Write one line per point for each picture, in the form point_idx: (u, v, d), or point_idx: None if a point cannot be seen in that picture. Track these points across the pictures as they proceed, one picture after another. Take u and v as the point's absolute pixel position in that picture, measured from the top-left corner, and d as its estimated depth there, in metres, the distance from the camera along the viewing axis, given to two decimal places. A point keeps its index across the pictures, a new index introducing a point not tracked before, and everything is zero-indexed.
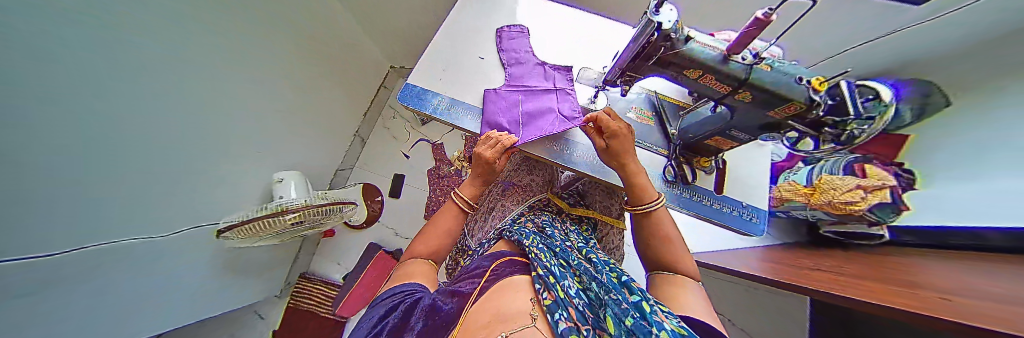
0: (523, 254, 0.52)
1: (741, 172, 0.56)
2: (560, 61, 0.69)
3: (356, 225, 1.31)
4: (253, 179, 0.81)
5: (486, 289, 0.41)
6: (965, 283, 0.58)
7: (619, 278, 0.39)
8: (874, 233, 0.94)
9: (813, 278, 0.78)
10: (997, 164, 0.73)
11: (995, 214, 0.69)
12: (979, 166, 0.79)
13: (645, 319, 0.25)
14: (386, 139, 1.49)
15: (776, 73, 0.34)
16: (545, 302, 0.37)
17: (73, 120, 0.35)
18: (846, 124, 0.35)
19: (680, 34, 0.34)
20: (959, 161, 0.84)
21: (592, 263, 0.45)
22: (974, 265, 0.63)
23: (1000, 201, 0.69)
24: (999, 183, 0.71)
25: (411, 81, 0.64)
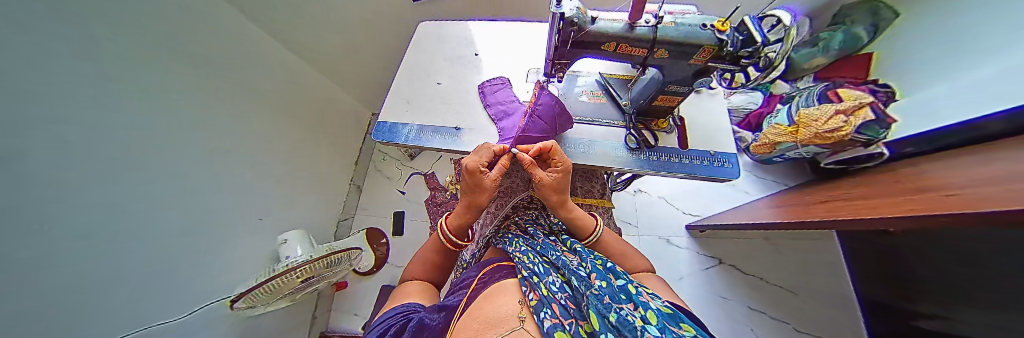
0: (509, 259, 0.53)
1: (703, 123, 0.58)
2: (511, 68, 0.76)
3: (367, 270, 1.32)
4: (261, 244, 0.85)
5: (474, 298, 0.41)
6: (971, 176, 0.56)
7: (603, 264, 0.39)
8: (873, 152, 0.92)
9: (824, 211, 0.75)
10: (997, 48, 0.76)
11: (981, 105, 0.75)
12: (965, 61, 0.85)
13: (632, 302, 0.26)
14: (380, 181, 1.54)
15: (680, 26, 0.38)
16: (532, 302, 0.36)
17: (86, 215, 0.38)
18: (760, 51, 0.37)
19: (584, 18, 0.38)
20: (942, 60, 0.91)
21: (575, 253, 0.46)
22: (983, 156, 0.60)
23: (990, 91, 0.75)
24: (988, 72, 0.77)
25: (381, 119, 0.68)
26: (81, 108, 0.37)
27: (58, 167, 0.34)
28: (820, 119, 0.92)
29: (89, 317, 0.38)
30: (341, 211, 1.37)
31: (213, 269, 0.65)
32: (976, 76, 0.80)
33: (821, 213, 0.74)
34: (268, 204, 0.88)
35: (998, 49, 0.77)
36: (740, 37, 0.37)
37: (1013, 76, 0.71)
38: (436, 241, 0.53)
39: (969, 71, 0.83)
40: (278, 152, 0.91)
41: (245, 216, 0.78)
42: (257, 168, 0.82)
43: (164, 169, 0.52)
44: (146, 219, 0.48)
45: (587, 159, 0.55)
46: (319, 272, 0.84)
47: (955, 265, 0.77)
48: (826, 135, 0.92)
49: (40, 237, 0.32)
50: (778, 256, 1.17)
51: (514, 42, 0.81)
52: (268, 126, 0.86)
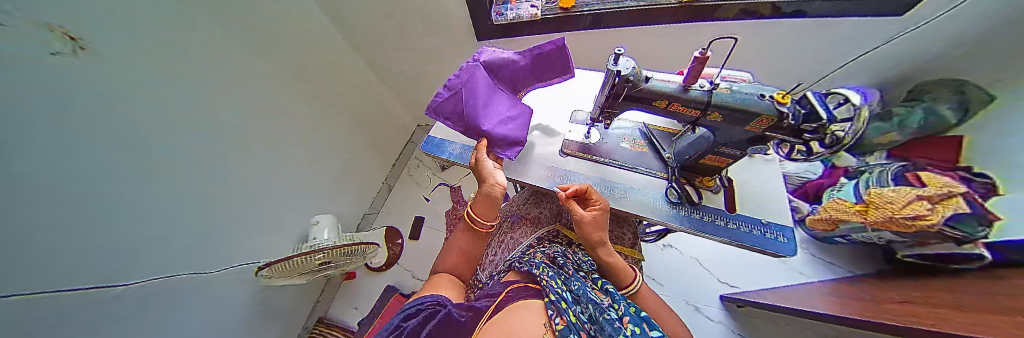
0: (536, 283, 0.51)
1: (754, 189, 0.55)
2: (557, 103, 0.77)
3: (377, 267, 1.36)
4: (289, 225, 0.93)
5: (502, 306, 0.39)
6: None
7: (637, 310, 0.37)
8: (970, 254, 0.76)
9: (902, 312, 0.62)
10: None
11: None
12: None
13: None
14: (409, 185, 1.64)
15: (736, 93, 0.39)
16: (557, 326, 0.35)
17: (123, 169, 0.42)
18: (825, 128, 0.36)
19: (640, 76, 0.41)
20: None
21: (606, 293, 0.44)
22: None
23: None
24: None
25: (432, 133, 0.77)
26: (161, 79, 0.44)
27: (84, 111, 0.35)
28: (897, 202, 0.81)
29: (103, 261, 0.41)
30: (369, 205, 1.47)
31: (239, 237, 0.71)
32: None
33: (900, 313, 0.62)
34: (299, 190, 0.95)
35: None
36: (803, 111, 0.37)
37: None
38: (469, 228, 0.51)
39: None
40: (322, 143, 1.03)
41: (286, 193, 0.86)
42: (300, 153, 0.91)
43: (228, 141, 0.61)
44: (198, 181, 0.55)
45: (623, 204, 0.54)
46: (336, 260, 0.88)
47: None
48: (906, 222, 0.79)
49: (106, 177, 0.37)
50: None
51: (562, 82, 0.85)
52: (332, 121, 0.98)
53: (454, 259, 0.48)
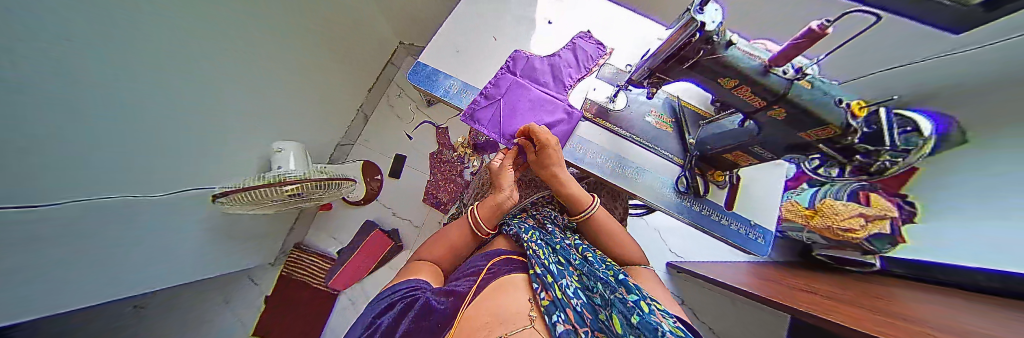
0: (521, 254, 0.53)
1: (757, 190, 0.55)
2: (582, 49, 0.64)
3: (355, 202, 1.31)
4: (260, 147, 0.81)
5: (483, 286, 0.41)
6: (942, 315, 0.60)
7: (615, 276, 0.40)
8: (868, 261, 0.96)
9: (800, 299, 0.78)
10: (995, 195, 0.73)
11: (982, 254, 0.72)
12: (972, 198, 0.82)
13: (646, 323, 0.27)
14: (389, 117, 1.45)
15: (816, 91, 0.32)
16: (543, 302, 0.37)
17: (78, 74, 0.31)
18: (879, 153, 0.34)
19: (722, 39, 0.31)
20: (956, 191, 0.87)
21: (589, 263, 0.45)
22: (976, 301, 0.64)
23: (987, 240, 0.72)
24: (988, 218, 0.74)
25: (423, 59, 0.61)
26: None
27: (83, 15, 0.27)
28: (841, 215, 0.91)
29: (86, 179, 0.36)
30: (343, 135, 1.31)
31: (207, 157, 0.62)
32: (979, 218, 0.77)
33: (798, 299, 0.78)
34: (274, 109, 0.81)
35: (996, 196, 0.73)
36: (868, 129, 0.33)
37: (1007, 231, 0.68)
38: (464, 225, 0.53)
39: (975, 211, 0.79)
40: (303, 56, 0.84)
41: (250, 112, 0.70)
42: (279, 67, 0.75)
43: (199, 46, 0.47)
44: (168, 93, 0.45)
45: (630, 185, 0.53)
46: (308, 192, 0.80)
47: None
48: (837, 231, 0.92)
49: (81, 94, 0.30)
50: (731, 314, 1.27)
51: (597, 18, 0.67)
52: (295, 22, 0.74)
53: (442, 253, 0.51)
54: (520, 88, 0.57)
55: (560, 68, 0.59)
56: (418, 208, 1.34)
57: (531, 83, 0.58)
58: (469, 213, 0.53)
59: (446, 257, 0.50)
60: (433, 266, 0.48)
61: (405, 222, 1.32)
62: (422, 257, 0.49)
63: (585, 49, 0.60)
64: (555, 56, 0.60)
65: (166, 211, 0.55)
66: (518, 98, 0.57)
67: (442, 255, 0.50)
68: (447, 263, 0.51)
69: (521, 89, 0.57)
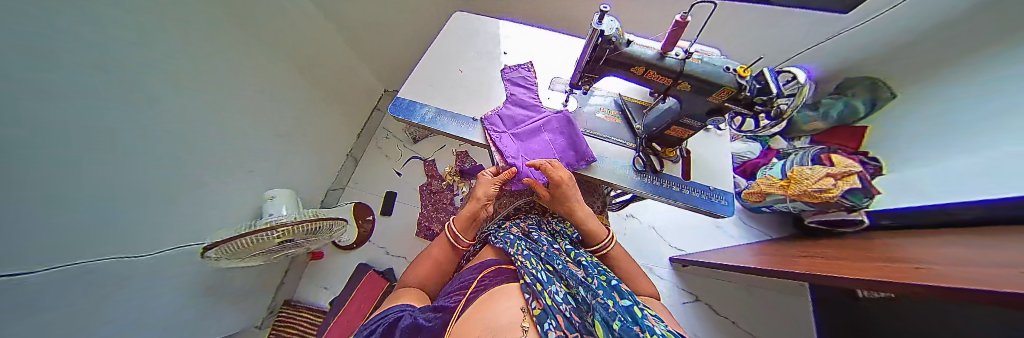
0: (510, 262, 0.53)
1: (707, 161, 0.61)
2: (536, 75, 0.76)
3: (347, 245, 1.30)
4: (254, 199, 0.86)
5: (472, 299, 0.41)
6: (946, 255, 0.59)
7: (607, 281, 0.39)
8: (855, 218, 0.97)
9: (806, 264, 0.76)
10: (975, 134, 0.81)
11: (956, 191, 0.79)
12: (937, 145, 0.93)
13: (637, 325, 0.26)
14: (378, 158, 1.53)
15: (706, 65, 0.41)
16: (534, 311, 0.35)
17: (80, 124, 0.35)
18: (773, 101, 0.40)
19: (621, 39, 0.41)
20: (921, 140, 0.99)
21: (580, 267, 0.46)
22: (965, 238, 0.64)
23: (964, 178, 0.80)
24: (962, 159, 0.83)
25: (401, 94, 0.69)
26: (150, 41, 0.43)
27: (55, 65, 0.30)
28: (812, 178, 0.97)
29: (85, 223, 0.40)
30: (333, 180, 1.36)
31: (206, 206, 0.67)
32: (954, 161, 0.86)
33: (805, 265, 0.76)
34: (267, 160, 0.88)
35: (974, 136, 0.82)
36: (757, 85, 0.40)
37: (982, 164, 0.77)
38: (445, 241, 0.56)
39: (945, 157, 0.89)
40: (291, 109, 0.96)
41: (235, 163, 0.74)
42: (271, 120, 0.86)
43: (198, 106, 0.57)
44: (169, 145, 0.52)
45: (594, 172, 0.57)
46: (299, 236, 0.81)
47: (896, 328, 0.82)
48: (816, 194, 0.96)
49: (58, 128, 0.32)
50: (749, 302, 1.21)
51: (542, 47, 0.82)
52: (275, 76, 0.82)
53: (425, 275, 0.52)
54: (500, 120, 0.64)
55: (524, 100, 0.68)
56: (413, 242, 1.33)
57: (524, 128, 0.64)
58: (447, 228, 0.56)
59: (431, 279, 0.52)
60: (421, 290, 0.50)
61: (401, 259, 1.30)
62: (408, 281, 0.51)
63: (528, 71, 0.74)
64: (513, 83, 0.72)
65: (162, 264, 0.57)
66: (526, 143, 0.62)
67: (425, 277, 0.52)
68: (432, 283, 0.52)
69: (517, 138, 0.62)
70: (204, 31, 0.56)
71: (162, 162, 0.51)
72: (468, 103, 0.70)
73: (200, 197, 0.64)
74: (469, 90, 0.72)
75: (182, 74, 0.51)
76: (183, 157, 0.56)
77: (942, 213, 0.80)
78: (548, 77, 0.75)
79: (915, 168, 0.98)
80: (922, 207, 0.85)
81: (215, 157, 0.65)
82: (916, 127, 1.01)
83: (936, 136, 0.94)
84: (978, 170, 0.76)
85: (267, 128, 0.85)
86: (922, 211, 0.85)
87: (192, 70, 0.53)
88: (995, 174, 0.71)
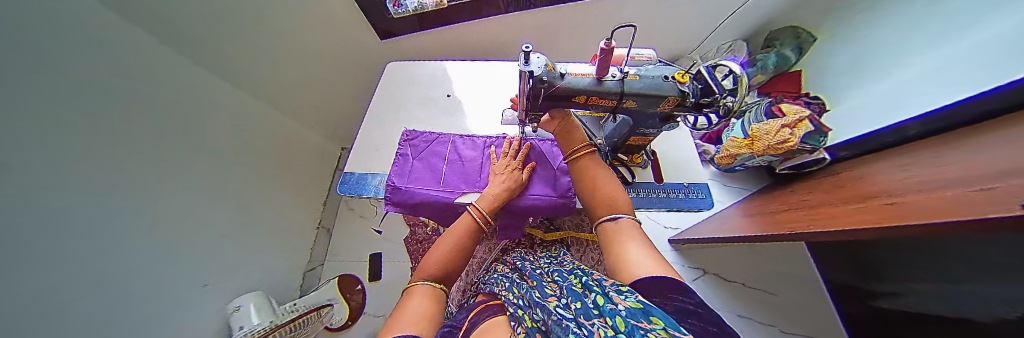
0: (498, 297, 0.44)
1: (672, 157, 0.64)
2: (487, 111, 0.77)
3: (337, 327, 1.18)
4: (194, 317, 0.76)
5: (470, 333, 0.32)
6: (903, 182, 0.61)
7: (580, 282, 0.33)
8: (817, 158, 1.02)
9: (798, 220, 0.74)
10: (909, 49, 0.90)
11: (901, 108, 0.86)
12: (869, 68, 1.03)
13: (602, 315, 0.22)
14: (355, 220, 1.45)
15: (645, 79, 0.40)
16: (519, 337, 0.28)
17: None
18: (718, 101, 0.40)
19: (554, 74, 0.39)
20: (853, 67, 1.08)
21: (555, 283, 0.38)
22: (919, 157, 0.67)
23: (906, 93, 0.87)
24: (899, 76, 0.91)
25: (348, 170, 0.63)
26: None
27: None
28: (771, 133, 1.02)
29: None
30: (308, 260, 1.28)
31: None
32: (891, 81, 0.94)
33: (797, 221, 0.73)
34: (206, 266, 0.79)
35: (906, 51, 0.91)
36: (699, 86, 0.40)
37: (921, 77, 0.84)
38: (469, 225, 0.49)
39: (885, 77, 0.96)
40: (233, 203, 0.90)
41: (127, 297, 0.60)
42: (195, 224, 0.76)
43: (62, 245, 0.48)
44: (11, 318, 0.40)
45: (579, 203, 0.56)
46: None
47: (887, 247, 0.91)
48: (778, 146, 1.01)
49: None
50: (747, 257, 1.27)
51: (486, 85, 0.82)
52: (169, 174, 0.70)
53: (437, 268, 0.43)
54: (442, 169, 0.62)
55: (428, 156, 0.64)
56: None
57: (465, 154, 0.64)
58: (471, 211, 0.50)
59: (451, 277, 0.44)
60: (442, 292, 0.42)
61: None
62: (420, 273, 0.43)
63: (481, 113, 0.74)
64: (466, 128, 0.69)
65: None
66: (463, 181, 0.60)
67: (445, 260, 0.44)
68: (450, 278, 0.45)
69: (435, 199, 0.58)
70: (67, 153, 0.49)
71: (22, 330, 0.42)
72: (415, 167, 0.61)
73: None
74: (410, 157, 0.63)
75: (34, 216, 0.43)
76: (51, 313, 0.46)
77: (887, 135, 0.86)
78: (501, 109, 0.78)
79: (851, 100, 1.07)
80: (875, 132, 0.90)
81: (102, 291, 0.54)
82: (851, 61, 1.10)
83: (868, 65, 1.03)
84: (918, 88, 0.83)
85: (194, 233, 0.76)
86: (877, 134, 0.90)
87: (51, 205, 0.46)
88: (942, 78, 0.77)
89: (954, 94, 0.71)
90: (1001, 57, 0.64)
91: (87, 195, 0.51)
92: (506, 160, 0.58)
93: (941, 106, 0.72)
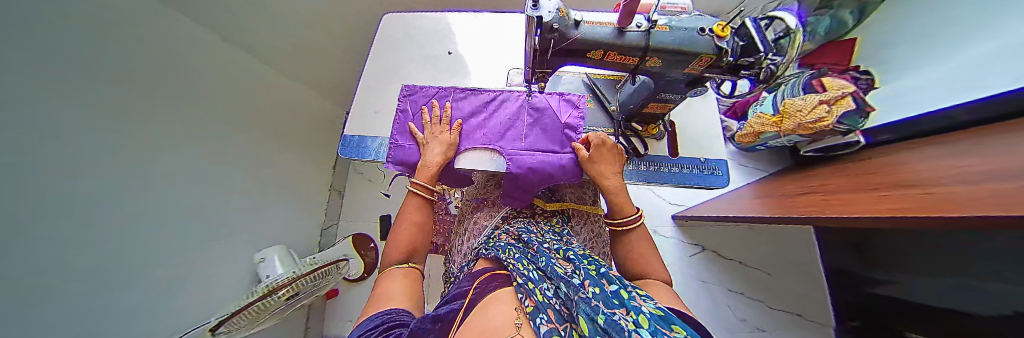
0: (503, 268, 0.44)
1: (691, 130, 0.60)
2: (492, 71, 0.71)
3: (355, 278, 1.30)
4: (228, 258, 0.85)
5: (474, 305, 0.32)
6: (948, 170, 0.56)
7: (596, 271, 0.31)
8: (851, 140, 0.93)
9: (818, 205, 0.69)
10: (991, 21, 0.77)
11: (957, 91, 0.77)
12: (940, 41, 0.89)
13: (624, 307, 0.19)
14: (364, 184, 1.51)
15: (675, 32, 0.34)
16: (527, 309, 0.27)
17: None
18: (759, 62, 0.35)
19: (568, 22, 0.33)
20: (922, 39, 0.94)
21: (570, 262, 0.38)
22: (972, 144, 0.60)
23: (969, 74, 0.77)
24: (968, 53, 0.80)
25: (348, 132, 0.62)
26: (26, 135, 0.39)
27: None
28: (805, 109, 0.91)
29: None
30: (323, 219, 1.37)
31: (159, 284, 0.64)
32: (958, 59, 0.83)
33: (817, 206, 0.69)
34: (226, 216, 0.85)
35: (987, 23, 0.78)
36: (740, 43, 0.34)
37: (992, 55, 0.74)
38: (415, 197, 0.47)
39: (954, 53, 0.84)
40: (243, 160, 0.92)
41: (170, 244, 0.67)
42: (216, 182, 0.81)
43: (100, 188, 0.52)
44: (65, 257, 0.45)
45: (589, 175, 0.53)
46: (276, 300, 0.74)
47: (906, 239, 0.89)
48: (809, 125, 0.92)
49: None
50: (749, 237, 1.27)
51: (494, 43, 0.74)
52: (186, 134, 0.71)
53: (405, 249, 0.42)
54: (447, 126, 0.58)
55: (432, 114, 0.61)
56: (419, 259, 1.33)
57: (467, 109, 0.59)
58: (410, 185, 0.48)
59: (420, 253, 0.44)
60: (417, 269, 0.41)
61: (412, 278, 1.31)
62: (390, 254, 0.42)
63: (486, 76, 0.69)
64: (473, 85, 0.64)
65: None
66: (469, 137, 0.56)
67: (413, 239, 0.43)
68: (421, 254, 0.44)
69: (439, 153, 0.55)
70: (99, 104, 0.51)
71: (76, 259, 0.48)
72: (416, 126, 0.58)
73: (151, 277, 0.62)
74: (412, 116, 0.60)
75: (68, 159, 0.46)
76: (107, 248, 0.52)
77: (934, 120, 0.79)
78: (507, 69, 0.72)
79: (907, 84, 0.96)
80: (916, 117, 0.84)
81: (140, 232, 0.60)
82: (912, 39, 0.97)
83: (941, 37, 0.89)
84: (983, 68, 0.74)
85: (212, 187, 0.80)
86: (919, 120, 0.83)
87: (82, 150, 0.49)
88: (1011, 59, 0.68)
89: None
90: None
91: (112, 145, 0.54)
92: (431, 127, 0.55)
93: (1000, 91, 0.66)
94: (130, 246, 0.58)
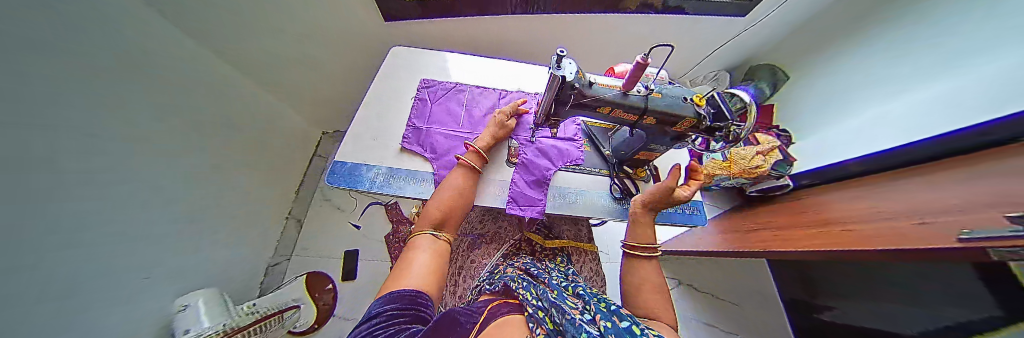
0: (513, 296, 0.41)
1: (670, 174, 0.68)
2: (501, 84, 0.79)
3: (303, 329, 1.07)
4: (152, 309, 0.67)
5: (487, 323, 0.29)
6: (854, 212, 0.71)
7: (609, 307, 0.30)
8: (781, 184, 1.12)
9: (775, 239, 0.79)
10: (850, 100, 1.07)
11: (851, 148, 1.01)
12: (820, 111, 1.20)
13: None
14: (331, 214, 1.35)
15: (666, 98, 0.41)
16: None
17: None
18: (728, 128, 0.43)
19: (583, 82, 0.38)
20: (807, 107, 1.26)
21: (579, 298, 0.37)
22: (862, 192, 0.79)
23: (852, 136, 1.03)
24: (846, 121, 1.08)
25: (338, 158, 0.57)
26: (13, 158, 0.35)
27: None
28: (747, 158, 1.11)
29: None
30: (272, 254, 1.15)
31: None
32: (840, 124, 1.10)
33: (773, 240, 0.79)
34: (172, 253, 0.71)
35: (849, 100, 1.08)
36: (713, 110, 0.43)
37: (862, 124, 1.01)
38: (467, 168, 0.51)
39: (835, 121, 1.13)
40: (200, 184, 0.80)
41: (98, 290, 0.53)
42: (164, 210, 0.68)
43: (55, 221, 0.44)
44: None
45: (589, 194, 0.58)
46: None
47: (831, 269, 1.07)
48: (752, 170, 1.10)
49: None
50: (715, 270, 1.38)
51: (498, 74, 0.81)
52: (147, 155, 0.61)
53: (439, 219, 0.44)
54: (452, 114, 0.69)
55: (447, 100, 0.71)
56: None
57: (479, 103, 0.72)
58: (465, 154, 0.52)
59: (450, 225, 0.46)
60: (446, 242, 0.44)
61: None
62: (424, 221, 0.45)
63: (495, 90, 0.76)
64: (484, 86, 0.77)
65: None
66: (482, 124, 0.69)
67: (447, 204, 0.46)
68: (450, 224, 0.46)
69: (453, 134, 0.65)
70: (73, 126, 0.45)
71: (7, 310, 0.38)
72: (432, 110, 0.68)
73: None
74: (430, 102, 0.70)
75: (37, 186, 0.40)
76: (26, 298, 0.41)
77: (854, 167, 0.96)
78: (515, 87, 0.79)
79: (814, 139, 1.21)
80: (828, 167, 1.05)
81: (73, 272, 0.48)
82: (810, 102, 1.25)
83: (820, 108, 1.20)
84: (862, 133, 0.99)
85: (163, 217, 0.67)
86: (838, 168, 1.02)
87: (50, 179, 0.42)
88: (880, 128, 0.93)
89: (912, 133, 0.80)
90: (922, 119, 0.80)
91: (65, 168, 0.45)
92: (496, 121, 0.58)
93: (885, 150, 0.87)
94: (73, 290, 0.47)
